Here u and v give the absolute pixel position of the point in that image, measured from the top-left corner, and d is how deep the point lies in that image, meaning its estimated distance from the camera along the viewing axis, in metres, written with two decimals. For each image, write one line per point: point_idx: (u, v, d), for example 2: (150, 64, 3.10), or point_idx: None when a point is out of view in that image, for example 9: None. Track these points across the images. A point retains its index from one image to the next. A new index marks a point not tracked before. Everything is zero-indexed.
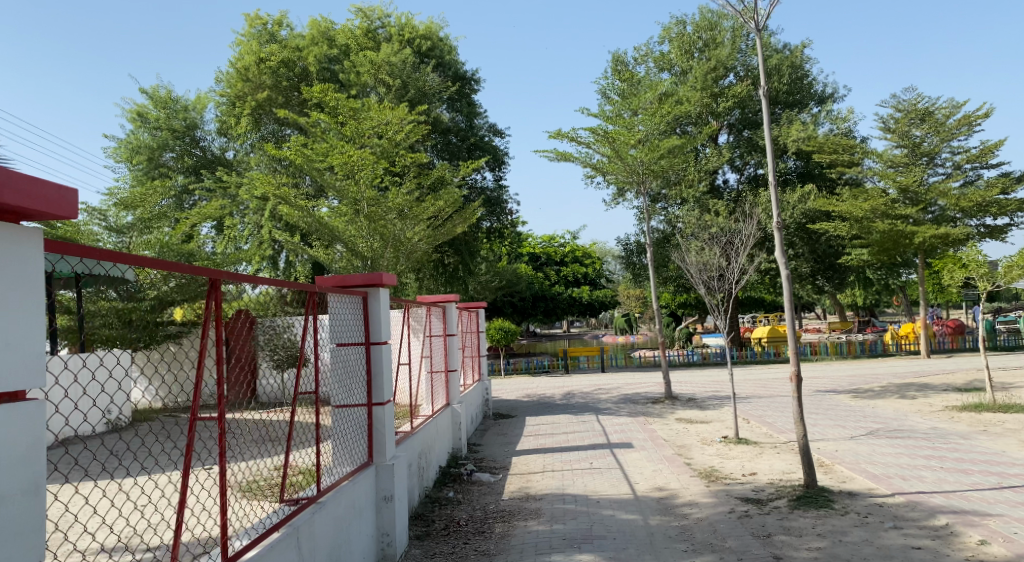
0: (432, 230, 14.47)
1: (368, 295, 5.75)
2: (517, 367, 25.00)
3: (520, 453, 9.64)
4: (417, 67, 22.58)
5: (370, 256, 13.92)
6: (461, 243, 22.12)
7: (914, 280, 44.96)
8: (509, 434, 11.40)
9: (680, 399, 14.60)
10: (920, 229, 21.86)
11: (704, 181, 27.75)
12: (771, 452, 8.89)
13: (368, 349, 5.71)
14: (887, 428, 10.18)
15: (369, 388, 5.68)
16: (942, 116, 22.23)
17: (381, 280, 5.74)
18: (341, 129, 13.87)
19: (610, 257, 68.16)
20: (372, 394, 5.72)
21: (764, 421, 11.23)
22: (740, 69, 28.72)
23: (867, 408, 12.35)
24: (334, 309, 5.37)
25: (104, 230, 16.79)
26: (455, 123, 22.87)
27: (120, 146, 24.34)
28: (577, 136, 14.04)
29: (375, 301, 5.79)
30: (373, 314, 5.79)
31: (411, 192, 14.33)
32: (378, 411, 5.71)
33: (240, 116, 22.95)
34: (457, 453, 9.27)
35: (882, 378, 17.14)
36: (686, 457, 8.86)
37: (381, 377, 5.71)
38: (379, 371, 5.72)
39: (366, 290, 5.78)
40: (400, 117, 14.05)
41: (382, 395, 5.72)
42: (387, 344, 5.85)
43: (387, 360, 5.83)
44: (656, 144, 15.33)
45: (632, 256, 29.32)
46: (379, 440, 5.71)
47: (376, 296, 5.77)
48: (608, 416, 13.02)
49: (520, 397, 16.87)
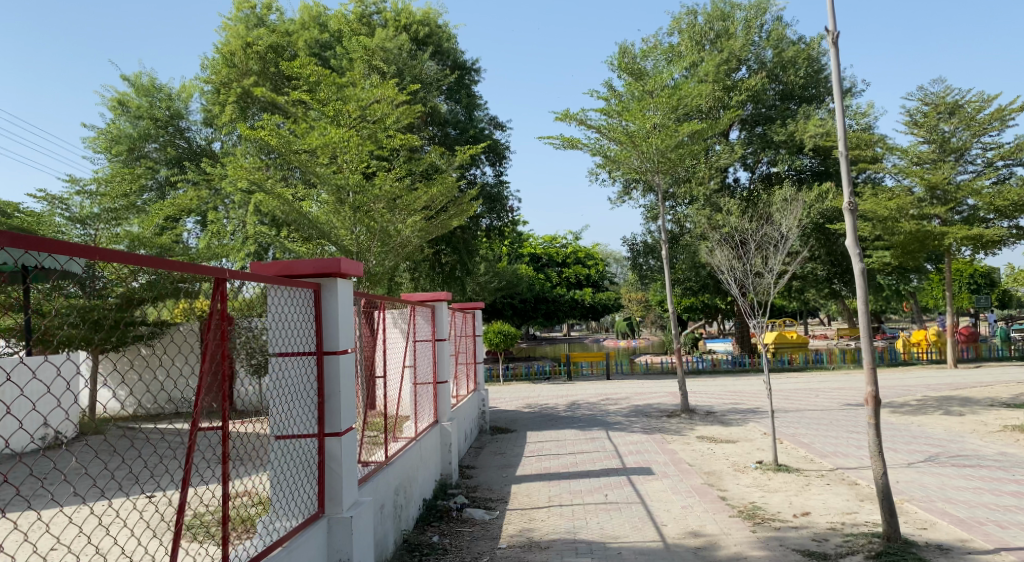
0: (426, 223, 13.10)
1: (320, 286, 4.36)
2: (517, 371, 23.57)
3: (520, 480, 8.23)
4: (414, 54, 21.21)
5: (355, 250, 12.53)
6: (458, 241, 20.76)
7: (927, 286, 43.50)
8: (507, 453, 10.01)
9: (698, 412, 13.23)
10: (951, 229, 20.37)
11: (715, 178, 26.31)
12: (819, 484, 7.47)
13: (320, 360, 4.31)
14: (948, 453, 8.78)
15: (319, 414, 4.28)
16: (972, 110, 20.92)
17: (337, 267, 4.33)
18: (325, 110, 12.53)
19: (612, 261, 66.91)
20: (325, 422, 4.32)
21: (801, 441, 9.82)
22: (753, 62, 27.39)
23: (913, 426, 10.93)
24: (271, 304, 4.05)
25: (67, 221, 15.39)
26: (453, 115, 21.44)
27: (98, 136, 22.97)
28: (585, 119, 12.63)
29: (329, 296, 4.37)
30: (328, 314, 4.37)
31: (401, 180, 12.93)
32: (331, 442, 4.31)
33: (225, 103, 21.54)
34: (446, 480, 7.84)
35: (915, 389, 15.75)
36: (719, 489, 7.43)
37: (335, 396, 4.31)
38: (334, 390, 4.30)
39: (317, 281, 4.37)
40: (392, 96, 12.65)
41: (337, 423, 4.31)
42: (347, 354, 4.44)
43: (348, 373, 4.43)
44: (673, 128, 13.84)
45: (639, 256, 27.88)
46: (333, 482, 4.30)
47: (330, 287, 4.38)
48: (619, 431, 11.62)
49: (519, 407, 15.50)
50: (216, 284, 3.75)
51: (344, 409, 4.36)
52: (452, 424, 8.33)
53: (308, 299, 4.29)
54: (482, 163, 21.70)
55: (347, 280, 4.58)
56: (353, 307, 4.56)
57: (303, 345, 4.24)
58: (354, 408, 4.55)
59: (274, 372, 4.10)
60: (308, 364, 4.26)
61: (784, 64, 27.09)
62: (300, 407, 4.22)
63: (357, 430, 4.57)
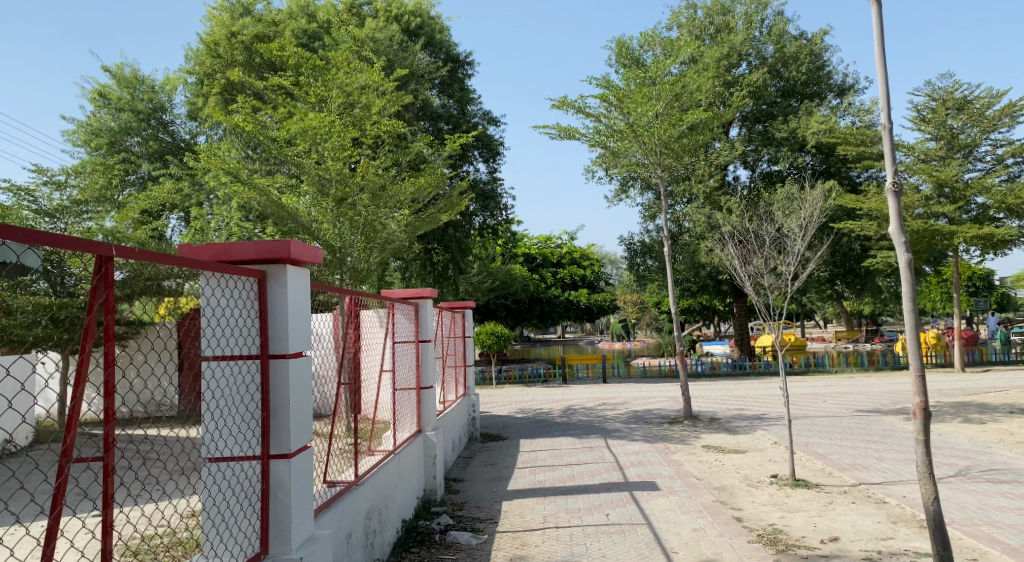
0: (414, 216, 12.36)
1: (265, 275, 3.61)
2: (511, 373, 22.79)
3: (512, 496, 7.50)
4: (404, 46, 20.42)
5: (340, 246, 11.79)
6: (450, 239, 19.98)
7: (926, 288, 42.90)
8: (499, 463, 9.25)
9: (702, 419, 12.50)
10: (961, 229, 19.60)
11: (715, 176, 25.57)
12: (844, 502, 6.75)
13: (265, 363, 3.58)
14: (979, 466, 8.06)
15: (263, 432, 3.56)
16: (981, 106, 20.16)
17: (286, 251, 3.57)
18: (306, 96, 11.80)
19: (608, 262, 66.33)
20: (270, 442, 3.60)
21: (816, 452, 9.10)
22: (753, 57, 26.61)
23: (933, 435, 10.22)
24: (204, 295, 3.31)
25: (34, 213, 14.45)
26: (446, 110, 20.70)
27: (77, 128, 22.10)
28: (583, 107, 11.83)
29: (276, 286, 3.61)
30: (274, 308, 3.62)
31: (387, 170, 12.14)
32: (278, 465, 3.58)
33: (208, 95, 20.70)
34: (429, 496, 7.07)
35: (926, 394, 15.05)
36: (734, 509, 6.68)
37: (286, 407, 3.59)
38: (280, 404, 3.58)
39: (262, 269, 3.62)
40: (378, 81, 11.92)
41: (284, 444, 3.59)
42: (299, 359, 3.71)
43: (301, 379, 3.71)
44: (677, 117, 13.03)
45: (636, 256, 27.09)
46: (280, 515, 3.59)
47: (278, 276, 3.63)
48: (619, 439, 10.88)
49: (512, 412, 14.71)
50: (100, 263, 3.27)
51: (296, 424, 3.65)
52: (438, 435, 7.56)
53: (253, 290, 3.55)
54: (476, 160, 20.91)
55: (303, 266, 3.82)
56: (307, 299, 3.85)
57: (247, 345, 3.53)
58: (308, 423, 3.84)
59: (209, 377, 3.41)
60: (253, 370, 3.54)
61: (786, 59, 26.43)
62: (240, 419, 3.51)
63: (312, 448, 3.86)
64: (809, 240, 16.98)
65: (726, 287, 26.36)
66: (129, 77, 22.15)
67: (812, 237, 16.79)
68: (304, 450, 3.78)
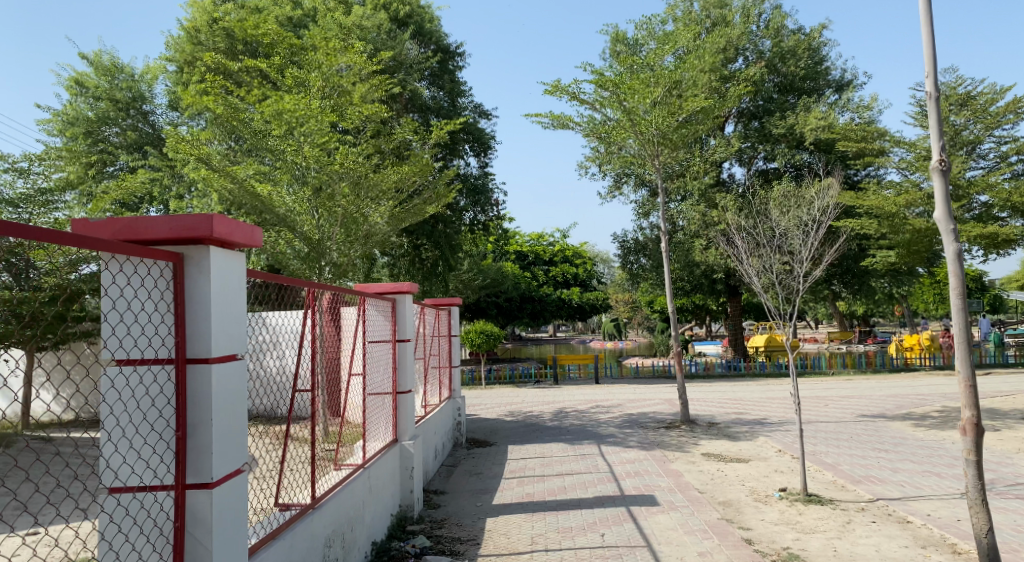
0: (398, 208, 11.70)
1: (182, 258, 3.23)
2: (501, 373, 22.14)
3: (498, 512, 6.86)
4: (393, 35, 19.71)
5: (318, 237, 11.15)
6: (440, 236, 19.29)
7: (921, 288, 42.49)
8: (485, 473, 8.61)
9: (700, 424, 11.87)
10: (965, 227, 19.02)
11: (710, 173, 24.95)
12: (864, 521, 6.09)
13: (181, 369, 3.23)
14: (1004, 480, 7.43)
15: (179, 458, 3.22)
16: (984, 101, 19.58)
17: (204, 228, 3.17)
18: (281, 79, 11.16)
19: (599, 261, 65.73)
20: (187, 470, 3.25)
21: (825, 463, 8.46)
22: (751, 52, 26.03)
23: (947, 444, 9.60)
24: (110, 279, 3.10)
25: None
26: (436, 101, 19.98)
27: (52, 117, 21.28)
28: (577, 92, 11.16)
29: (195, 274, 3.25)
30: (194, 301, 3.26)
31: (368, 159, 11.42)
32: (196, 496, 3.24)
33: (187, 83, 19.92)
34: (405, 513, 6.42)
35: (931, 399, 14.46)
36: (742, 529, 6.03)
37: (207, 426, 3.24)
38: (197, 425, 3.24)
39: (178, 252, 3.23)
40: (360, 64, 11.25)
41: (203, 472, 3.25)
42: (225, 370, 3.34)
43: (227, 392, 3.35)
44: (677, 105, 12.36)
45: (629, 255, 26.44)
46: (198, 553, 3.25)
47: (198, 261, 3.25)
48: (613, 446, 10.24)
49: (500, 414, 14.04)
50: None
51: (220, 446, 3.30)
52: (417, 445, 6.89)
53: (170, 277, 3.22)
54: (465, 153, 20.20)
55: (235, 250, 3.44)
56: (239, 292, 3.49)
57: (159, 348, 3.20)
58: (242, 443, 3.49)
59: (112, 387, 3.11)
60: (168, 378, 3.21)
61: (784, 54, 25.84)
62: (151, 441, 3.21)
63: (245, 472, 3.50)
64: (814, 239, 16.34)
65: (721, 286, 25.73)
66: (108, 65, 21.43)
67: (822, 236, 16.14)
68: (234, 474, 3.45)
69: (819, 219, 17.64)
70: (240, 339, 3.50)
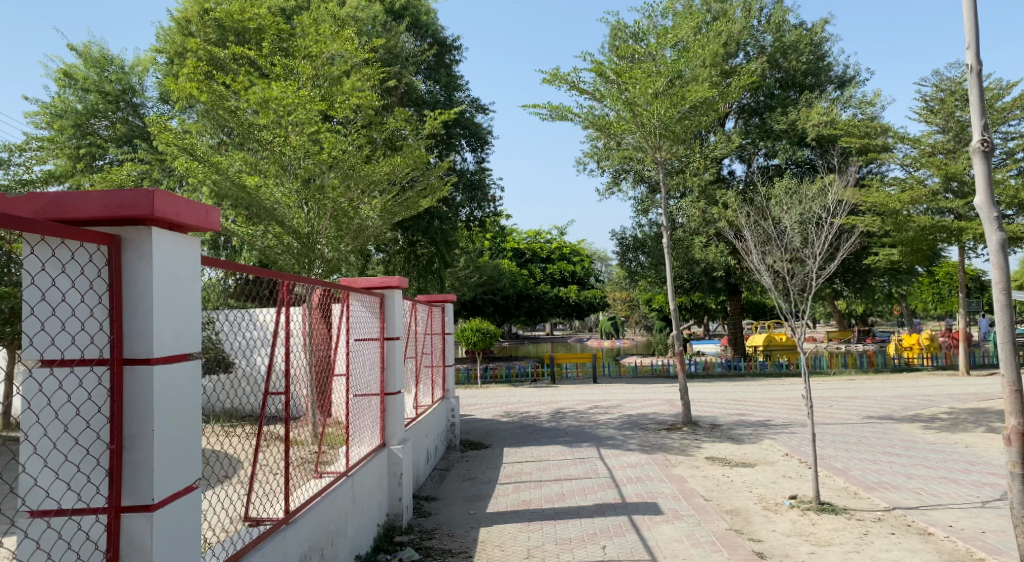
0: (390, 200, 11.34)
1: (120, 241, 2.89)
2: (496, 372, 21.74)
3: (491, 520, 6.49)
4: (388, 27, 19.30)
5: (307, 230, 10.81)
6: (436, 232, 18.87)
7: (920, 288, 42.17)
8: (479, 477, 8.23)
9: (702, 426, 11.49)
10: (971, 224, 18.64)
11: (711, 170, 24.55)
12: (882, 533, 5.71)
13: (117, 372, 2.89)
14: None
15: (113, 475, 2.88)
16: (991, 97, 19.18)
17: (148, 208, 2.84)
18: (268, 67, 10.76)
19: (597, 260, 65.39)
20: (124, 488, 2.90)
21: (835, 468, 8.08)
22: (752, 47, 25.63)
23: (960, 448, 9.23)
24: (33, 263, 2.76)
25: None
26: (431, 95, 19.55)
27: (41, 110, 20.82)
28: (576, 81, 10.73)
29: (134, 259, 2.91)
30: (133, 290, 2.91)
31: (359, 149, 11.05)
32: (135, 519, 2.89)
33: (178, 74, 19.47)
34: (392, 522, 6.04)
35: (938, 400, 14.09)
36: (752, 542, 5.63)
37: (146, 439, 2.90)
38: (135, 435, 2.90)
39: (116, 235, 2.89)
40: (350, 51, 10.88)
41: (141, 491, 2.90)
42: (167, 372, 3.00)
43: (171, 399, 3.00)
44: (679, 94, 11.92)
45: (628, 253, 26.03)
46: None
47: (138, 244, 2.91)
48: (612, 449, 9.85)
49: (495, 415, 13.64)
50: None
51: (162, 461, 2.95)
52: (406, 450, 6.50)
53: (106, 263, 2.88)
54: (461, 148, 19.77)
55: (183, 234, 3.12)
56: (189, 283, 3.15)
57: (91, 347, 2.85)
58: (192, 457, 3.15)
59: (32, 393, 2.75)
60: (102, 381, 2.87)
61: (786, 49, 25.45)
62: (81, 457, 2.86)
63: (195, 487, 3.17)
64: (821, 235, 15.91)
65: (721, 284, 25.28)
66: (98, 57, 20.97)
67: (830, 232, 15.71)
68: (182, 492, 3.10)
69: (823, 216, 17.26)
70: (188, 338, 3.15)
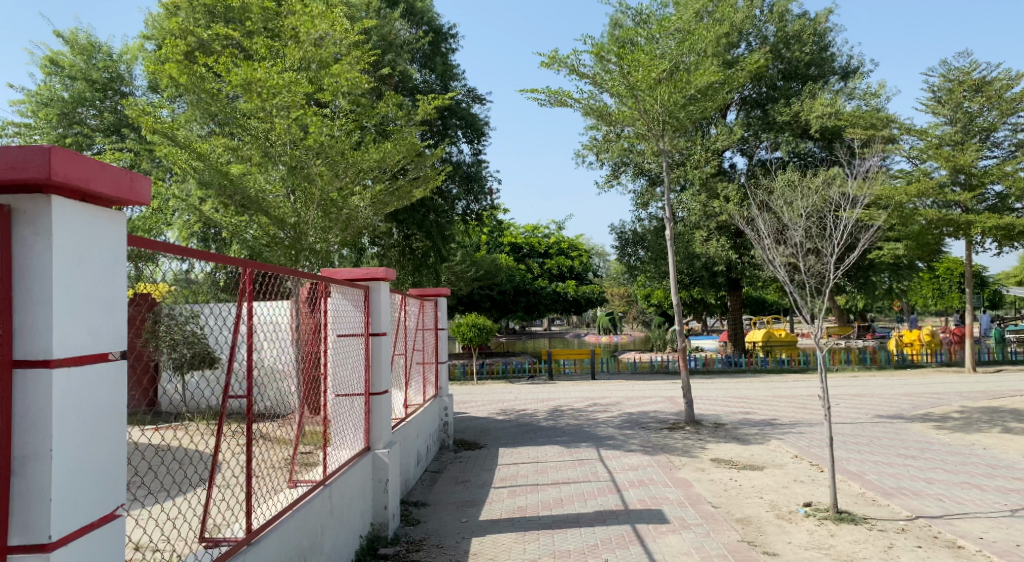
0: (383, 189, 10.88)
1: (12, 212, 2.49)
2: (493, 368, 21.32)
3: (483, 529, 6.03)
4: (382, 14, 18.76)
5: (292, 220, 10.25)
6: (431, 224, 18.36)
7: (921, 284, 41.75)
8: (473, 481, 7.76)
9: (705, 425, 11.04)
10: (980, 217, 18.16)
11: (712, 162, 24.04)
12: (908, 547, 5.27)
13: (5, 375, 2.47)
14: None
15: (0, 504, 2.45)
16: (1001, 87, 18.67)
17: (42, 173, 2.42)
18: (252, 49, 10.24)
19: (594, 255, 64.92)
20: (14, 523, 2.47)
21: (849, 472, 7.62)
22: (753, 37, 25.08)
23: (978, 450, 8.78)
24: None
25: None
26: (426, 84, 18.99)
27: (26, 98, 20.22)
28: (575, 64, 10.24)
29: (28, 232, 2.50)
30: (30, 274, 2.50)
31: (349, 136, 10.56)
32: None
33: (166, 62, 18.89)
34: (377, 534, 5.59)
35: (947, 398, 13.64)
36: (767, 555, 5.18)
37: (42, 461, 2.47)
38: (30, 456, 2.47)
39: (8, 201, 2.49)
40: (339, 32, 10.39)
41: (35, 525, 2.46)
42: (71, 376, 2.54)
43: (78, 411, 2.56)
44: (682, 79, 11.42)
45: (627, 247, 25.54)
46: None
47: (34, 217, 2.50)
48: (613, 449, 9.38)
49: (491, 413, 13.17)
50: None
51: (62, 489, 2.51)
52: (393, 454, 6.03)
53: None
54: (457, 140, 19.27)
55: (103, 205, 2.71)
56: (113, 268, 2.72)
57: None
58: (115, 479, 2.72)
59: None
60: None
61: (788, 39, 24.95)
62: None
63: (117, 520, 2.73)
64: (838, 229, 15.33)
65: (722, 279, 24.69)
66: (84, 44, 20.39)
67: (848, 225, 15.10)
68: (103, 520, 2.68)
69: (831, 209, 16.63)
70: (107, 335, 2.70)
